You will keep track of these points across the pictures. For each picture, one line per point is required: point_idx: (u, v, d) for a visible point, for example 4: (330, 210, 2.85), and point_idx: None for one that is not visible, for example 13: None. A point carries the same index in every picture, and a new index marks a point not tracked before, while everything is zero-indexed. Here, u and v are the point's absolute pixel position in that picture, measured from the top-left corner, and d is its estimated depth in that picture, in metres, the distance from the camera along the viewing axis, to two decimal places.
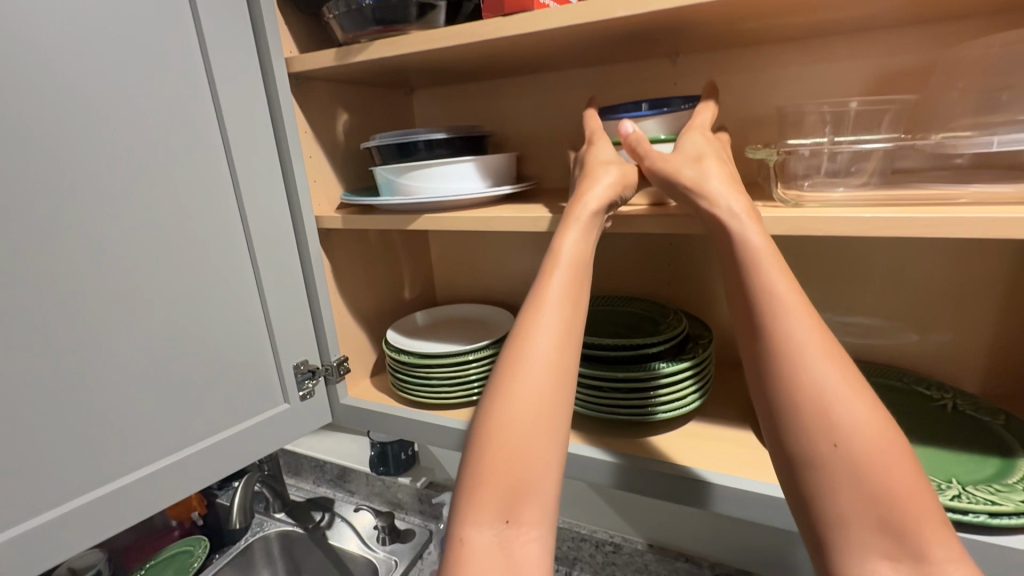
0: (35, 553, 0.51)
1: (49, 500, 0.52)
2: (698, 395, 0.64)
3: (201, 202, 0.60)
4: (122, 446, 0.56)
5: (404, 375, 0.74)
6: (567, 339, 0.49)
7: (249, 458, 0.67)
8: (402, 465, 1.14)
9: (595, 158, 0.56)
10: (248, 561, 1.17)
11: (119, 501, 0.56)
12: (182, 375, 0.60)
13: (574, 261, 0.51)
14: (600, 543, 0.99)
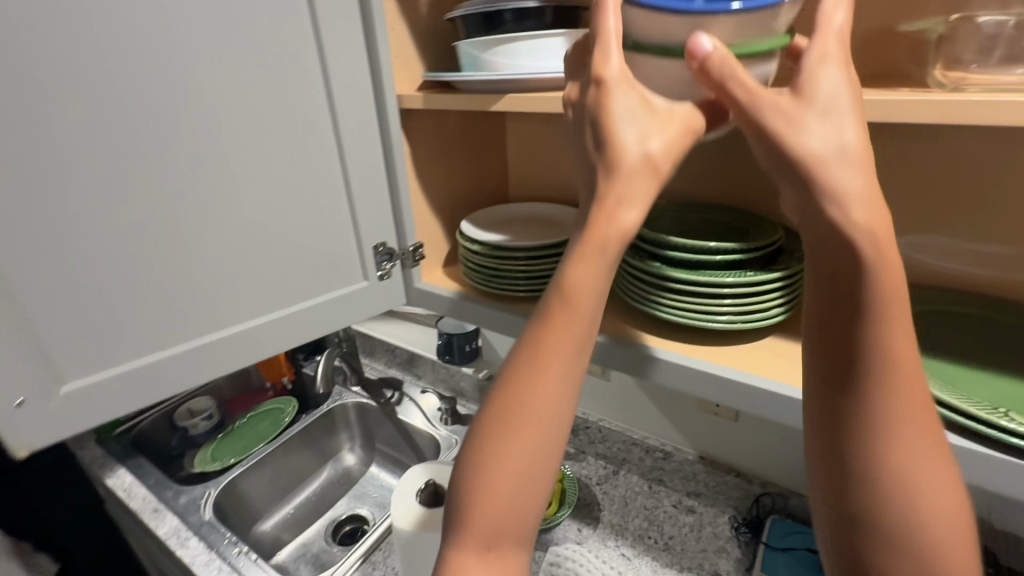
0: (172, 374, 0.64)
1: (179, 332, 0.63)
2: (784, 309, 0.60)
3: (287, 75, 0.62)
4: (231, 296, 0.66)
5: (477, 265, 0.75)
6: (556, 401, 0.40)
7: (332, 327, 0.75)
8: (467, 356, 1.19)
9: (622, 137, 0.40)
10: (330, 422, 1.33)
11: (225, 346, 0.67)
12: (276, 242, 0.67)
13: (587, 300, 0.40)
14: (651, 449, 1.03)
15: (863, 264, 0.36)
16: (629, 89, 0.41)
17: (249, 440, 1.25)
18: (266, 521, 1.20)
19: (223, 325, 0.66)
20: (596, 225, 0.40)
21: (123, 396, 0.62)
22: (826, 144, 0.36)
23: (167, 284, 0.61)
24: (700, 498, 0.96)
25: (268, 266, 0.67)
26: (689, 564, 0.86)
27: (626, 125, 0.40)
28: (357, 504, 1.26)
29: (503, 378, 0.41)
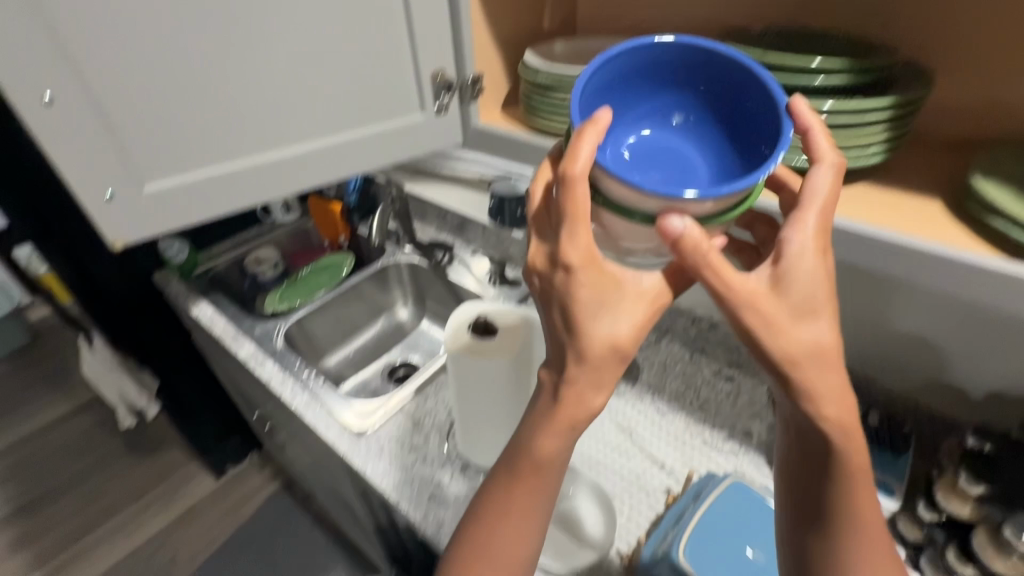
0: (258, 182, 0.82)
1: (262, 147, 0.80)
2: (886, 147, 0.52)
3: None
4: (299, 119, 0.80)
5: (539, 97, 0.69)
6: (536, 518, 0.48)
7: (398, 152, 0.89)
8: (518, 221, 1.18)
9: (595, 333, 0.42)
10: (384, 277, 1.39)
11: (316, 157, 0.84)
12: (332, 73, 0.79)
13: (558, 446, 0.46)
14: (697, 320, 1.05)
15: (825, 430, 0.43)
16: (591, 270, 0.42)
17: (312, 287, 1.34)
18: (330, 358, 1.33)
19: (293, 145, 0.82)
20: (574, 353, 0.43)
21: (226, 197, 0.82)
22: (805, 333, 0.40)
23: (249, 104, 0.77)
24: (740, 369, 0.97)
25: (325, 96, 0.80)
26: (722, 424, 0.90)
27: (599, 318, 0.42)
28: (410, 353, 1.36)
29: (494, 490, 0.49)
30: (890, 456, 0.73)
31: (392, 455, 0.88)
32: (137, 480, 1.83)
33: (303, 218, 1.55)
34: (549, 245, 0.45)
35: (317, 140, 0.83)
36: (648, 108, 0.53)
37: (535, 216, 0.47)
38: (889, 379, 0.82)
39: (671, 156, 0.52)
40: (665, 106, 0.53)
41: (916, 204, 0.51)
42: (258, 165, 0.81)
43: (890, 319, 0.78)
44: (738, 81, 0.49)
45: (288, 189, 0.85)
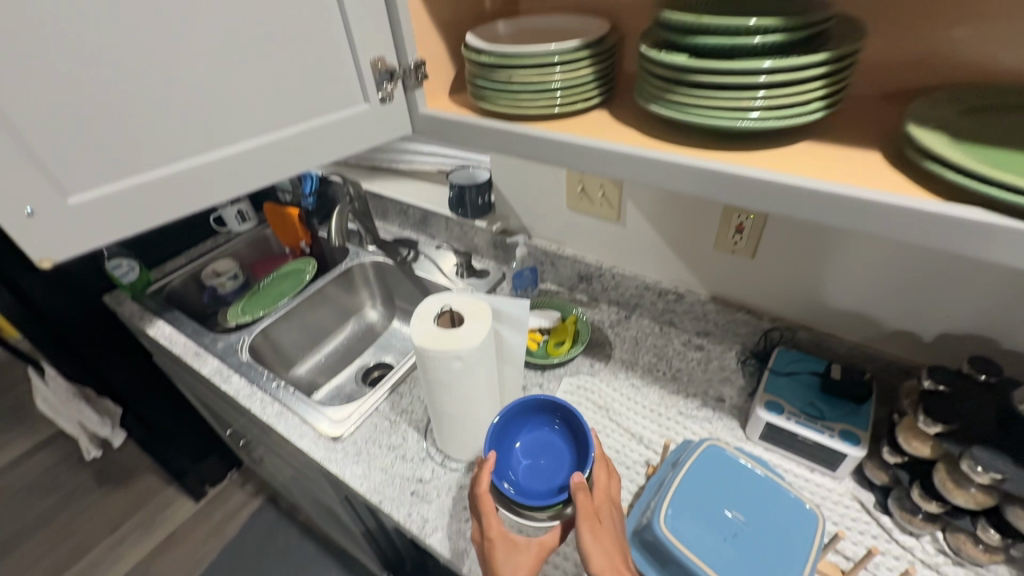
0: (219, 183, 0.62)
1: (213, 144, 0.60)
2: (600, 92, 0.66)
3: None
4: (266, 81, 0.60)
5: (485, 81, 0.65)
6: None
7: (330, 155, 0.69)
8: (480, 210, 1.17)
9: (500, 568, 0.60)
10: (350, 279, 1.36)
11: (222, 172, 0.62)
12: (245, 93, 0.60)
13: None
14: (663, 292, 1.01)
15: None
16: (506, 542, 0.61)
17: (274, 296, 1.31)
18: (300, 366, 1.29)
19: (265, 131, 0.63)
20: None
21: (176, 201, 0.61)
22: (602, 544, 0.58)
23: (136, 66, 0.53)
24: (709, 336, 1.00)
25: (254, 36, 0.58)
26: (695, 391, 0.92)
27: (506, 563, 0.60)
28: (383, 353, 1.34)
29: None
30: (852, 408, 0.76)
31: (370, 457, 0.87)
32: (113, 509, 1.76)
33: (259, 225, 1.50)
34: (474, 529, 0.66)
35: (296, 129, 0.65)
36: (533, 424, 0.76)
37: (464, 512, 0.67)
38: (842, 331, 0.86)
39: (550, 450, 0.73)
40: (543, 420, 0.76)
41: (875, 162, 0.49)
42: (199, 163, 0.60)
43: (824, 277, 0.83)
44: (580, 424, 0.73)
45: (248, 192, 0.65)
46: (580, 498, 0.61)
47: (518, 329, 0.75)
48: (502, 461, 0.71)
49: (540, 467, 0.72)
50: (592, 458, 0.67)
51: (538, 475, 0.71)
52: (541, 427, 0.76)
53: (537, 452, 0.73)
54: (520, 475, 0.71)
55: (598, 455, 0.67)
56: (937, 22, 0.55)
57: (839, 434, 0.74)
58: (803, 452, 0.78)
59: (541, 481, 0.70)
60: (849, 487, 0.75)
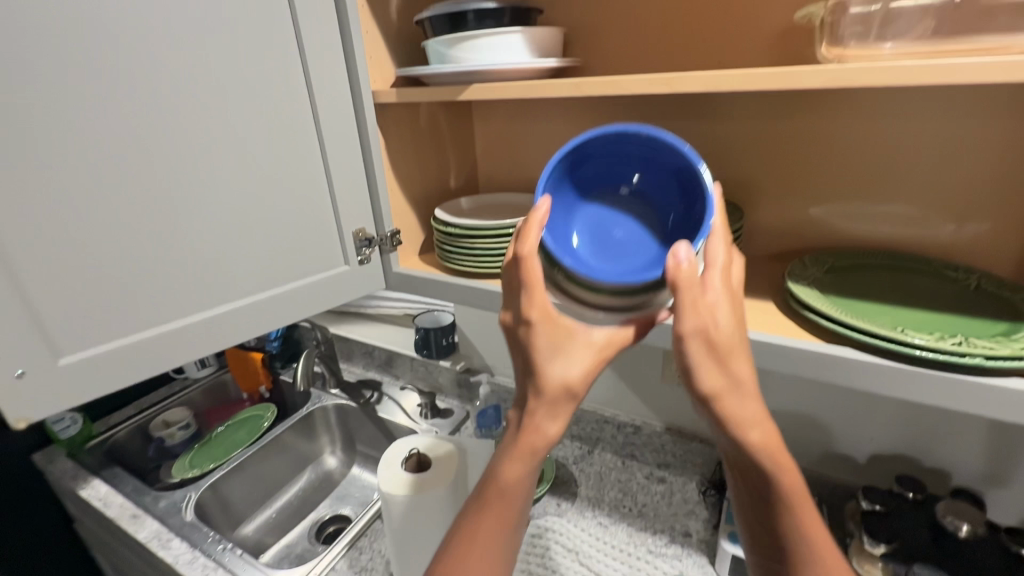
0: (199, 341, 0.66)
1: (202, 306, 0.65)
2: None
3: (280, 102, 0.66)
4: (260, 251, 0.69)
5: (451, 246, 0.78)
6: (502, 551, 0.51)
7: (310, 310, 0.75)
8: (444, 350, 1.22)
9: (548, 370, 0.48)
10: (310, 424, 1.34)
11: (207, 330, 0.66)
12: (240, 262, 0.67)
13: (517, 488, 0.50)
14: (622, 425, 1.08)
15: (736, 435, 0.46)
16: (562, 339, 0.48)
17: (226, 447, 1.26)
18: (247, 524, 1.20)
19: (250, 293, 0.69)
20: (539, 385, 0.48)
21: (155, 359, 0.63)
22: (723, 368, 0.44)
23: (148, 242, 0.60)
24: (670, 468, 1.01)
25: (255, 215, 0.67)
26: (662, 527, 0.92)
27: (552, 360, 0.48)
28: (340, 504, 1.26)
29: (461, 523, 0.52)
30: None
31: None
32: None
33: (218, 370, 1.49)
34: (510, 311, 0.51)
35: (281, 290, 0.72)
36: (606, 176, 0.61)
37: (505, 266, 0.52)
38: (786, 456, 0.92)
39: (625, 217, 0.60)
40: (614, 176, 0.61)
41: (769, 310, 0.61)
42: (185, 323, 0.64)
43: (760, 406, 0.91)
44: (678, 164, 0.55)
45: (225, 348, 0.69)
46: (689, 298, 0.43)
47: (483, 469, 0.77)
48: (557, 218, 0.58)
49: (615, 237, 0.59)
50: (708, 232, 0.48)
51: (617, 258, 0.57)
52: (611, 168, 0.60)
53: (603, 231, 0.59)
54: (589, 246, 0.58)
55: (718, 229, 0.48)
56: (799, 203, 0.72)
57: None
58: None
59: (615, 258, 0.57)
60: None
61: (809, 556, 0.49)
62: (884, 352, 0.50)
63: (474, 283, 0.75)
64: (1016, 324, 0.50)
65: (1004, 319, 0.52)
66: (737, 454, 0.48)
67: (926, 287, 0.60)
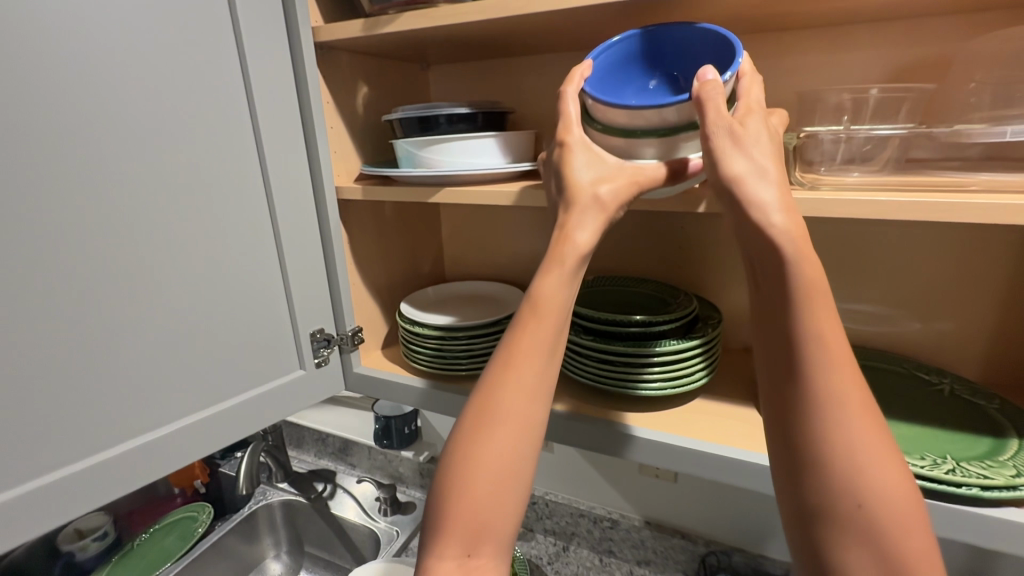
0: (117, 477, 0.55)
1: (125, 435, 0.55)
2: None
3: (235, 201, 0.60)
4: (200, 365, 0.60)
5: (417, 346, 0.72)
6: (541, 396, 0.45)
7: (259, 423, 0.66)
8: (406, 438, 1.15)
9: (579, 179, 0.49)
10: (251, 528, 1.19)
11: (131, 462, 0.56)
12: (175, 380, 0.58)
13: (554, 306, 0.47)
14: (598, 519, 1.00)
15: (763, 232, 0.43)
16: (589, 154, 0.50)
17: (151, 559, 1.11)
18: None
19: (185, 414, 0.59)
20: (572, 193, 0.49)
21: (54, 505, 0.52)
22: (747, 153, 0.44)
23: (61, 370, 0.50)
24: (649, 565, 0.95)
25: (197, 326, 0.59)
26: None
27: (583, 172, 0.49)
28: None
29: (493, 361, 0.47)
30: None
31: None
32: None
33: None
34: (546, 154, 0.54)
35: (223, 405, 0.62)
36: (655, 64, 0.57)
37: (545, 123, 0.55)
38: (767, 550, 0.89)
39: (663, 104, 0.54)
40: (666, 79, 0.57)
41: (753, 419, 0.59)
42: (101, 457, 0.54)
43: (739, 497, 0.88)
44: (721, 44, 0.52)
45: (149, 481, 0.58)
46: (710, 106, 0.45)
47: None
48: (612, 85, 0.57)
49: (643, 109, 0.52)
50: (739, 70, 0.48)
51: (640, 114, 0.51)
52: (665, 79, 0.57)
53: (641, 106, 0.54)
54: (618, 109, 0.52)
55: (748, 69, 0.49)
56: None
57: None
58: None
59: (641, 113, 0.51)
60: None
61: (848, 429, 0.40)
62: None
63: (445, 388, 0.70)
64: (999, 441, 0.50)
65: (984, 434, 0.52)
66: (773, 274, 0.43)
67: (902, 391, 0.60)
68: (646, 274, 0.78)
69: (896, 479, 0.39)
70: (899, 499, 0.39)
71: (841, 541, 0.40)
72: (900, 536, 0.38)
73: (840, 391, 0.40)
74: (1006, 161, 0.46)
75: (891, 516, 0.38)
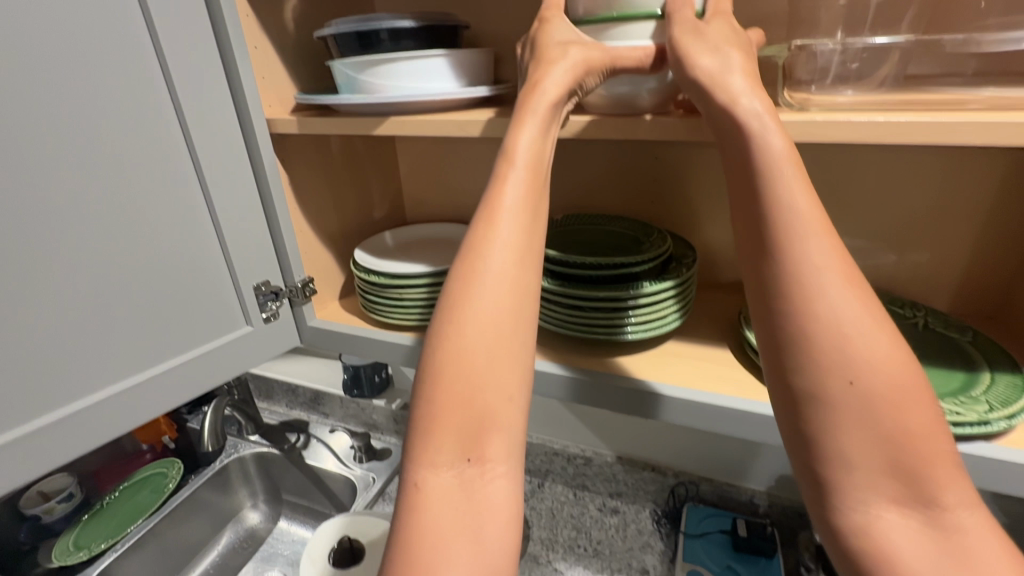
0: (39, 456, 0.50)
1: (44, 409, 0.49)
2: None
3: (142, 139, 0.51)
4: (121, 329, 0.53)
5: (374, 296, 0.67)
6: (525, 260, 0.42)
7: (206, 386, 0.61)
8: (377, 387, 1.13)
9: (548, 40, 0.46)
10: (224, 481, 1.18)
11: (57, 436, 0.50)
12: (95, 345, 0.51)
13: (529, 163, 0.43)
14: (572, 457, 1.01)
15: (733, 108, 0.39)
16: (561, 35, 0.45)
17: (124, 516, 1.08)
18: None
19: (108, 384, 0.53)
20: (541, 51, 0.46)
21: None
22: (710, 42, 0.41)
23: None
24: (622, 497, 0.98)
25: (114, 284, 0.51)
26: (619, 565, 0.88)
27: (554, 36, 0.46)
28: (266, 565, 1.11)
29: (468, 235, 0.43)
30: (763, 565, 0.80)
31: None
32: None
33: None
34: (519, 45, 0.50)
35: (160, 369, 0.56)
36: None
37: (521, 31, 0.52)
38: (734, 479, 0.92)
39: None
40: None
41: (725, 361, 0.58)
42: (19, 433, 0.48)
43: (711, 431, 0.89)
44: None
45: (76, 458, 0.52)
46: (676, 16, 0.44)
47: None
48: None
49: None
50: None
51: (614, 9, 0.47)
52: None
53: None
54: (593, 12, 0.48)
55: None
56: None
57: None
58: None
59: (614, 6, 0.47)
60: None
61: (840, 299, 0.37)
62: None
63: (407, 340, 0.65)
64: (971, 376, 0.49)
65: (956, 368, 0.51)
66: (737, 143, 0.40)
67: None
68: (617, 211, 0.73)
69: (886, 342, 0.36)
70: (890, 366, 0.36)
71: (838, 425, 0.36)
72: (896, 405, 0.35)
73: (828, 259, 0.37)
74: (1012, 75, 0.41)
75: (885, 389, 0.36)
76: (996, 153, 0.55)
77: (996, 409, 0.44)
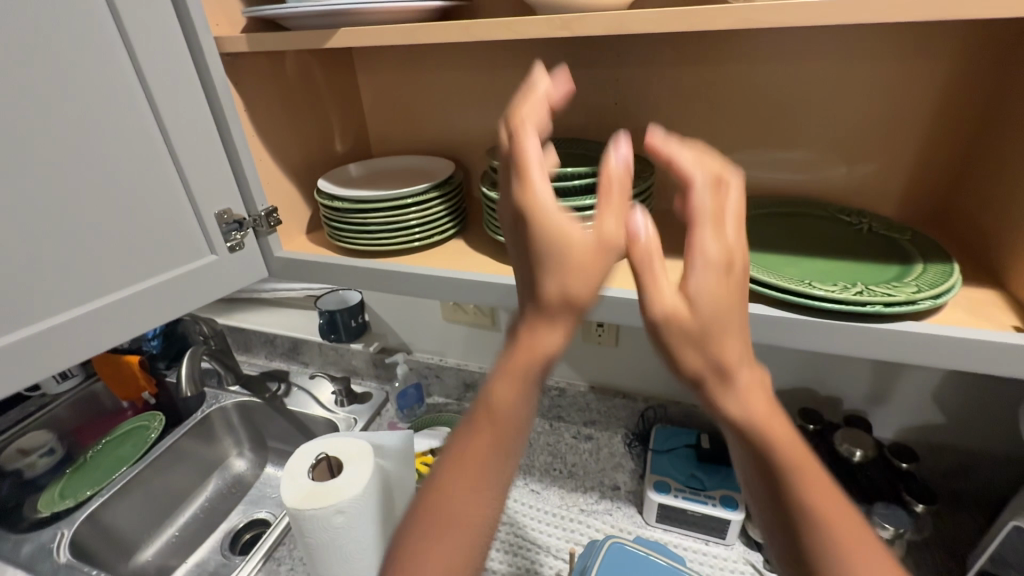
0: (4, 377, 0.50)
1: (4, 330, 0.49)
2: (453, 223, 0.71)
3: (81, 51, 0.49)
4: (77, 254, 0.52)
5: (340, 224, 0.68)
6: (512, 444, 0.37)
7: (172, 314, 0.61)
8: (354, 332, 1.15)
9: (534, 156, 0.37)
10: (208, 430, 1.19)
11: (21, 358, 0.51)
12: (52, 268, 0.51)
13: (530, 344, 0.36)
14: (547, 389, 1.05)
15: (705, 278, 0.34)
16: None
17: (108, 466, 1.09)
18: (146, 549, 1.06)
19: (67, 308, 0.53)
20: (524, 159, 0.37)
21: None
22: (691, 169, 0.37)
23: None
24: (596, 425, 1.02)
25: (66, 205, 0.50)
26: (592, 484, 0.93)
27: (532, 142, 0.37)
28: (254, 508, 1.14)
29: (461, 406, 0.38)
30: (725, 472, 0.85)
31: None
32: None
33: (87, 380, 1.28)
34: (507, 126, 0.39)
35: (123, 294, 0.57)
36: None
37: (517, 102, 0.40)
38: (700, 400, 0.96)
39: None
40: None
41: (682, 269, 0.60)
42: None
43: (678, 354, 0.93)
44: None
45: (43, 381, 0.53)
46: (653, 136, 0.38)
47: (405, 460, 0.73)
48: None
49: None
50: None
51: None
52: None
53: None
54: None
55: None
56: None
57: (720, 501, 0.81)
58: (695, 523, 0.82)
59: None
60: (740, 552, 0.81)
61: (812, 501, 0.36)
62: (798, 305, 0.50)
63: (375, 264, 0.66)
64: (905, 267, 0.52)
65: (894, 262, 0.54)
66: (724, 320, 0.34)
67: (826, 233, 0.61)
68: (579, 135, 0.74)
69: (850, 523, 0.36)
70: (844, 518, 0.36)
71: None
72: (856, 559, 0.35)
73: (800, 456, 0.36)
74: None
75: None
76: (939, 44, 0.56)
77: (923, 290, 0.47)
